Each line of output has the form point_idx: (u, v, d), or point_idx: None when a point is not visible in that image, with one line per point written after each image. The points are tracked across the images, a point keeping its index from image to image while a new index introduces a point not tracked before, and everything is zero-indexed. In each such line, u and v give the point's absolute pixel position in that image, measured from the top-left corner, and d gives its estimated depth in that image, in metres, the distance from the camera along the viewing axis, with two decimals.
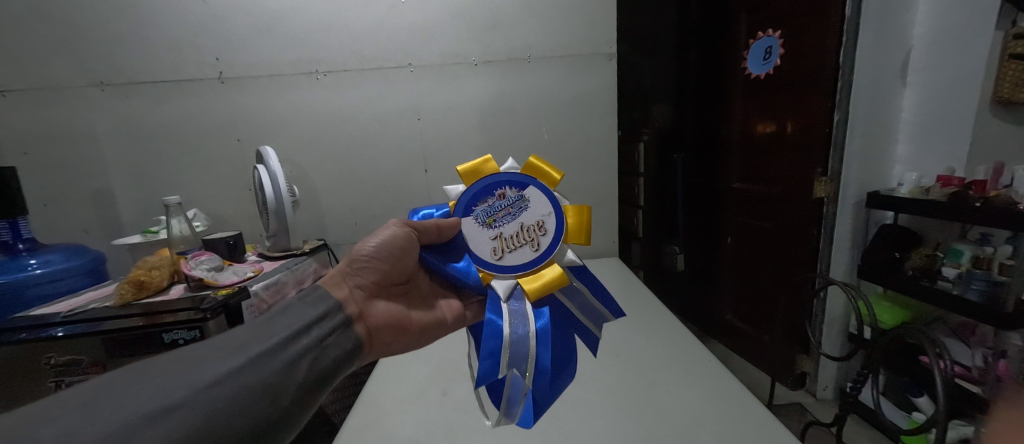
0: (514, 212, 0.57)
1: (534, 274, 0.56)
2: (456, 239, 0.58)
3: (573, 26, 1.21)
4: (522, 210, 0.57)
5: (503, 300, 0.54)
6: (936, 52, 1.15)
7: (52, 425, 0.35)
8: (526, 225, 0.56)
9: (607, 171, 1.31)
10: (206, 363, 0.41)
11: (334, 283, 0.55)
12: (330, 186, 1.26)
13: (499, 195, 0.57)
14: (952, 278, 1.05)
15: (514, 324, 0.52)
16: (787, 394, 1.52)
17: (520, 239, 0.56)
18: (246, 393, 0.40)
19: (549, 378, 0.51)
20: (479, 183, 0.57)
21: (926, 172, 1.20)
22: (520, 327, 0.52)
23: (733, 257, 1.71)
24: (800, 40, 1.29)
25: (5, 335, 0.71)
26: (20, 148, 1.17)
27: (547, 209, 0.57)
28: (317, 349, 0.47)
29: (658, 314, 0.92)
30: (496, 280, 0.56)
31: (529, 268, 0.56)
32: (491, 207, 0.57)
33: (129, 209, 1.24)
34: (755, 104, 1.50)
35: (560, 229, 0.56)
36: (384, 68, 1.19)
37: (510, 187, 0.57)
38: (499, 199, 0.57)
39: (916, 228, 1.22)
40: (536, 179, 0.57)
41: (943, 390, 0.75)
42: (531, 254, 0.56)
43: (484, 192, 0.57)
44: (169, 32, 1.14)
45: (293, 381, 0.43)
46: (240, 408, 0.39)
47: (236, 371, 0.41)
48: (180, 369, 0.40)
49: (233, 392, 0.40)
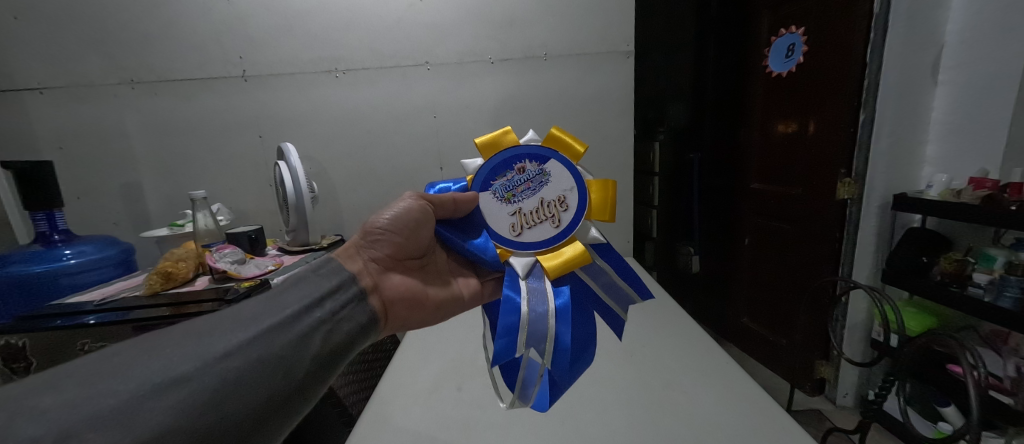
0: (533, 187, 0.56)
1: (553, 252, 0.56)
2: (472, 214, 0.59)
3: (591, 24, 1.20)
4: (543, 185, 0.56)
5: (521, 277, 0.54)
6: (969, 48, 1.11)
7: (54, 393, 0.35)
8: (546, 201, 0.56)
9: (622, 170, 1.30)
10: (217, 334, 0.42)
11: (347, 256, 0.56)
12: (347, 182, 1.28)
13: (518, 169, 0.57)
14: (984, 284, 1.01)
15: (533, 302, 0.52)
16: (805, 400, 1.49)
17: (540, 215, 0.56)
18: (258, 365, 0.41)
19: (569, 357, 0.50)
20: (498, 156, 0.57)
21: (957, 174, 1.16)
22: (539, 305, 0.52)
23: (751, 260, 1.68)
24: (824, 36, 1.26)
25: (40, 321, 0.74)
26: (55, 144, 1.22)
27: (569, 184, 0.56)
28: (331, 321, 0.48)
29: (674, 314, 0.91)
30: (514, 258, 0.56)
31: (549, 245, 0.56)
32: (510, 182, 0.57)
33: (157, 203, 1.28)
34: (777, 102, 1.46)
35: (582, 205, 0.56)
36: (401, 67, 1.21)
37: (531, 160, 0.57)
38: (518, 174, 0.57)
39: (945, 231, 1.18)
40: (557, 152, 0.57)
41: (976, 400, 0.72)
42: (551, 230, 0.56)
43: (503, 166, 0.57)
44: (196, 32, 1.17)
45: (307, 355, 0.44)
46: (253, 381, 0.40)
47: (248, 342, 0.42)
48: (192, 338, 0.41)
49: (244, 364, 0.41)
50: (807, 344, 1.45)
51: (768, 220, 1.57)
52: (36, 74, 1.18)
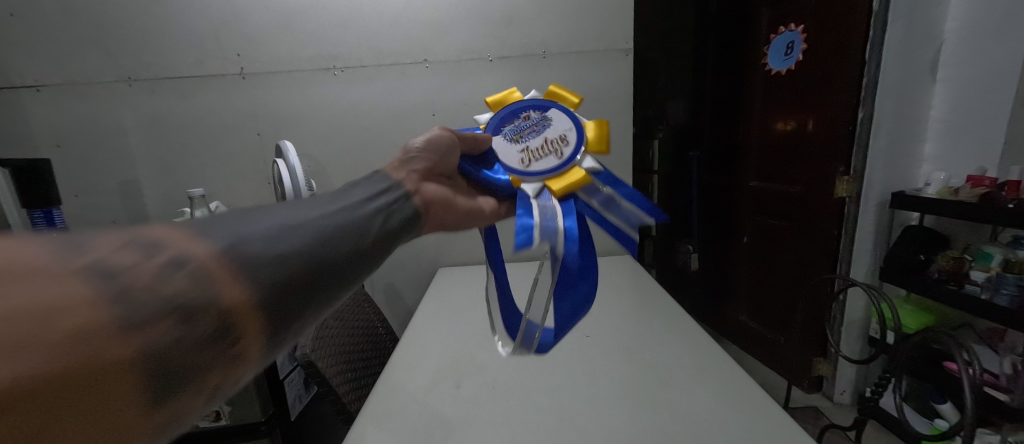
0: (538, 129, 0.58)
1: (561, 179, 0.55)
2: (489, 153, 0.60)
3: (590, 21, 1.20)
4: (546, 127, 0.58)
5: (531, 197, 0.53)
6: (968, 45, 1.11)
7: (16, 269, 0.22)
8: (550, 139, 0.57)
9: (620, 168, 1.31)
10: (266, 208, 0.32)
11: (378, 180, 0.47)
12: (346, 180, 1.28)
13: (524, 117, 0.59)
14: (981, 282, 1.01)
15: (544, 217, 0.50)
16: (803, 397, 1.50)
17: (544, 150, 0.57)
18: (334, 233, 0.34)
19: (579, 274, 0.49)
20: (505, 108, 0.60)
21: (955, 172, 1.17)
22: (550, 220, 0.50)
23: (749, 258, 1.68)
24: (823, 34, 1.26)
25: None
26: (54, 141, 1.22)
27: (569, 125, 0.57)
28: (386, 210, 0.41)
29: (672, 311, 0.91)
30: (525, 184, 0.56)
31: (555, 172, 0.55)
32: (517, 127, 0.59)
33: (156, 201, 1.28)
34: (776, 100, 1.46)
35: (581, 140, 0.57)
36: (400, 64, 1.20)
37: (534, 109, 0.59)
38: (524, 120, 0.59)
39: (943, 229, 1.18)
40: (557, 102, 0.59)
41: (973, 397, 0.72)
42: (557, 162, 0.56)
43: (510, 116, 0.59)
44: (194, 29, 1.17)
45: (372, 232, 0.38)
46: (328, 250, 0.33)
47: (312, 216, 0.34)
48: (249, 213, 0.31)
49: (318, 232, 0.33)
50: (805, 341, 1.45)
51: (767, 218, 1.57)
52: (34, 72, 1.17)
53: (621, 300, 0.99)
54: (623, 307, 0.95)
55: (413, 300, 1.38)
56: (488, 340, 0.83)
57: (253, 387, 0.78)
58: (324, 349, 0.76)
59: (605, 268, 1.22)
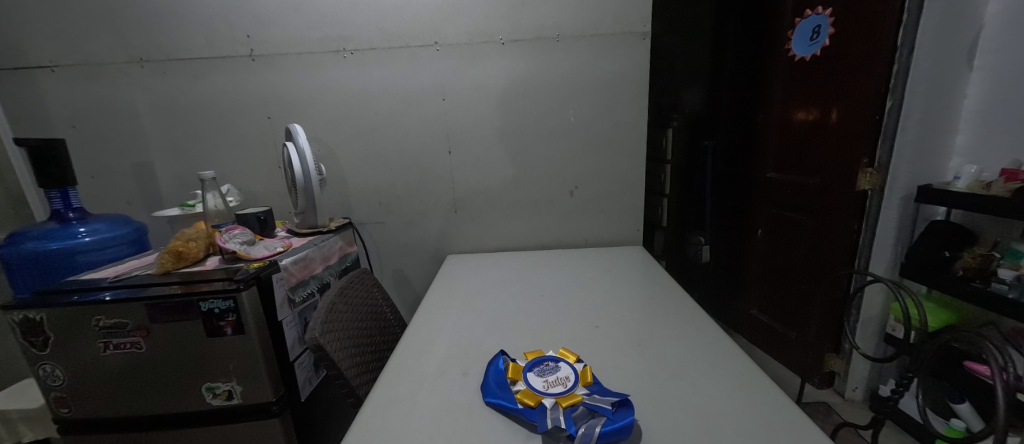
0: (549, 371, 0.65)
1: (572, 394, 0.60)
2: (507, 388, 0.63)
3: (606, 3, 1.15)
4: (553, 370, 0.66)
5: (553, 416, 0.57)
6: (1012, 31, 1.04)
7: None
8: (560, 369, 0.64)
9: (633, 155, 1.28)
10: None
11: None
12: (356, 165, 1.27)
13: (536, 370, 0.66)
14: (1009, 280, 0.97)
15: (569, 427, 0.55)
16: (814, 393, 1.48)
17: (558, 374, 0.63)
18: None
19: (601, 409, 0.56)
20: (522, 365, 0.67)
21: (987, 165, 1.11)
22: (573, 426, 0.55)
23: (763, 251, 1.64)
24: (854, 17, 1.20)
25: (58, 297, 0.75)
26: (68, 122, 1.23)
27: (571, 368, 0.66)
28: None
29: (683, 303, 0.89)
30: (547, 401, 0.59)
31: (569, 388, 0.61)
32: (534, 374, 0.65)
33: (168, 183, 1.29)
34: (799, 87, 1.40)
35: (579, 371, 0.65)
36: (410, 47, 1.18)
37: (543, 364, 0.67)
38: (538, 368, 0.66)
39: (971, 224, 1.13)
40: (553, 359, 0.69)
41: (1004, 401, 0.69)
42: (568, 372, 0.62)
43: (527, 370, 0.66)
44: (202, 10, 1.16)
45: None
46: None
47: None
48: None
49: None
50: (819, 337, 1.42)
51: (783, 210, 1.53)
52: (49, 52, 1.18)
53: (631, 290, 0.97)
54: (633, 298, 0.93)
55: (421, 285, 1.38)
56: (496, 328, 0.83)
57: (264, 367, 0.79)
58: (332, 333, 0.76)
59: (615, 258, 1.20)
